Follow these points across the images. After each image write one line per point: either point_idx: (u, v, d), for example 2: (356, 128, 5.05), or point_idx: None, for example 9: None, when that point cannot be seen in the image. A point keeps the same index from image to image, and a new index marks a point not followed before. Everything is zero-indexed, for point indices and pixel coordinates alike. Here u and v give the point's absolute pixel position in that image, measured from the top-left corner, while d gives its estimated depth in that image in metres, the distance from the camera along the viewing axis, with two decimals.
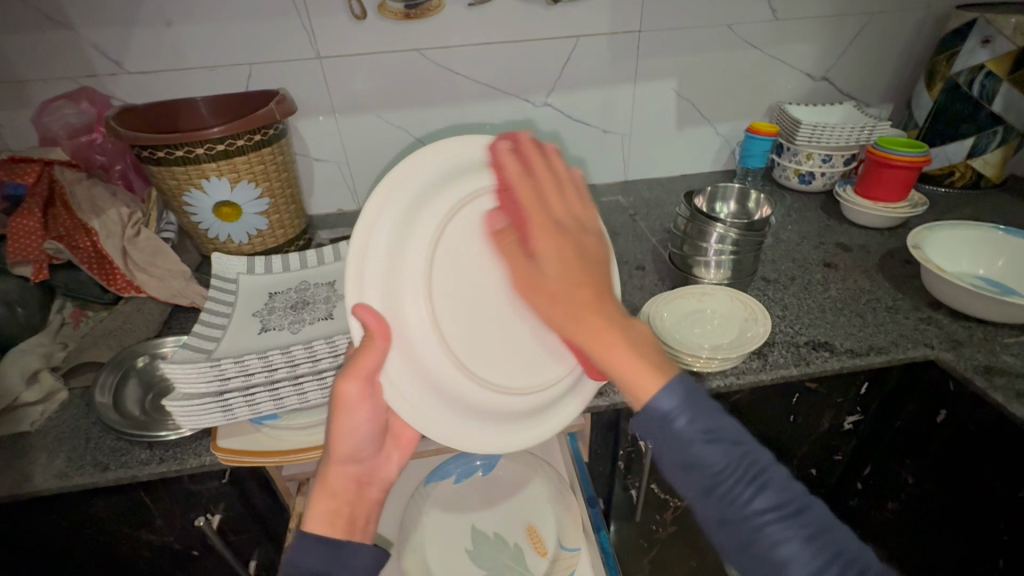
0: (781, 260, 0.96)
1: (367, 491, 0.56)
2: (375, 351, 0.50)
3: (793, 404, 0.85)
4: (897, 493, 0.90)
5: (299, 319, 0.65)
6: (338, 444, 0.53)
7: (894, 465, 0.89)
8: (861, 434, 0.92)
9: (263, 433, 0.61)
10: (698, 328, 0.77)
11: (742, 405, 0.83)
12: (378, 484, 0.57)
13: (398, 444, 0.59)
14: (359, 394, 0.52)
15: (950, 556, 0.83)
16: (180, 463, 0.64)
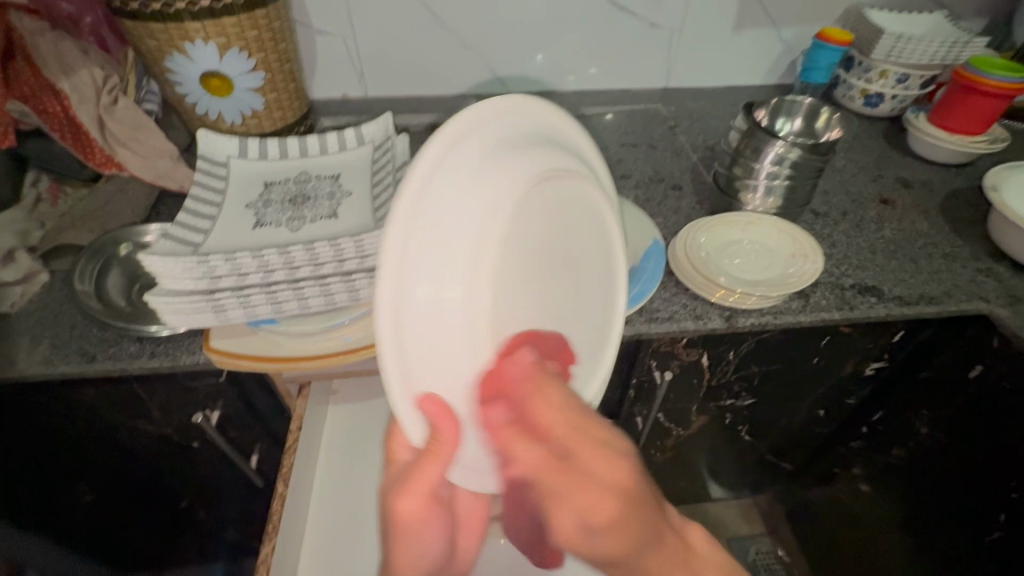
0: (834, 191, 0.86)
1: None
2: (439, 462, 0.42)
3: (820, 347, 0.81)
4: (904, 441, 0.89)
5: (299, 216, 0.57)
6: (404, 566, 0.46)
7: (908, 415, 0.87)
8: (880, 381, 0.89)
9: (261, 337, 0.56)
10: (738, 260, 0.70)
11: (768, 343, 0.79)
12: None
13: (469, 529, 0.53)
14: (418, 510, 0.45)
15: (946, 504, 0.83)
16: (172, 360, 0.60)
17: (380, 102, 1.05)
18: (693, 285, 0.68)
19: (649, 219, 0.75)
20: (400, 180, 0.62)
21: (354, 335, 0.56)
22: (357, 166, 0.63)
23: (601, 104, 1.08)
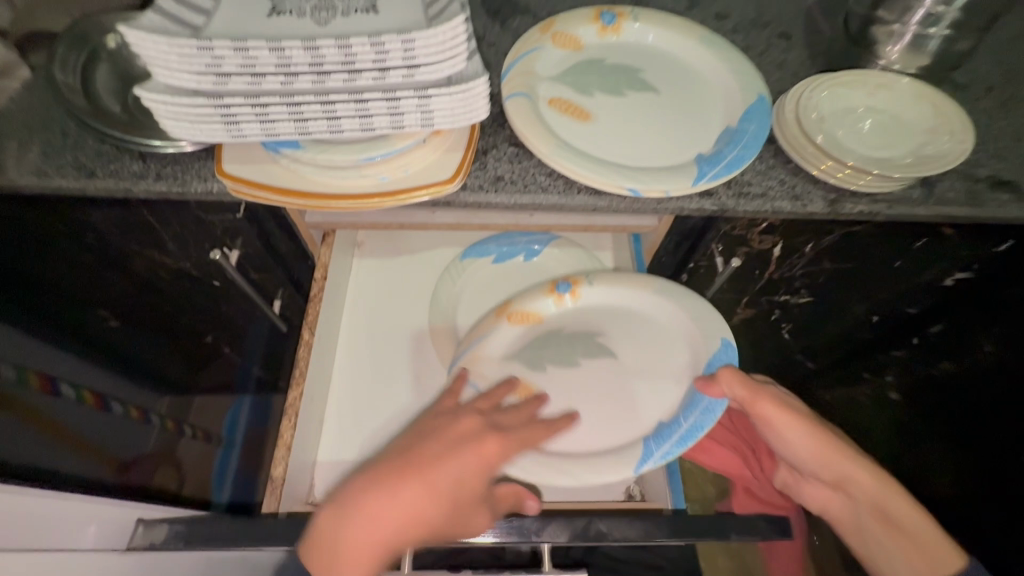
0: (987, 57, 0.68)
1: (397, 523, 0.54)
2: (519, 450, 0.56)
3: (910, 249, 0.74)
4: (965, 356, 0.75)
5: (329, 5, 0.43)
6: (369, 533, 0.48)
7: (978, 331, 0.74)
8: (956, 293, 0.76)
9: (283, 166, 0.47)
10: (858, 131, 0.57)
11: (853, 238, 0.73)
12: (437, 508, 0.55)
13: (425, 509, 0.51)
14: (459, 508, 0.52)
15: (997, 434, 0.70)
16: (181, 186, 0.52)
17: None
18: (797, 156, 0.57)
19: (753, 69, 0.60)
20: None
21: (391, 175, 0.47)
22: None
23: None
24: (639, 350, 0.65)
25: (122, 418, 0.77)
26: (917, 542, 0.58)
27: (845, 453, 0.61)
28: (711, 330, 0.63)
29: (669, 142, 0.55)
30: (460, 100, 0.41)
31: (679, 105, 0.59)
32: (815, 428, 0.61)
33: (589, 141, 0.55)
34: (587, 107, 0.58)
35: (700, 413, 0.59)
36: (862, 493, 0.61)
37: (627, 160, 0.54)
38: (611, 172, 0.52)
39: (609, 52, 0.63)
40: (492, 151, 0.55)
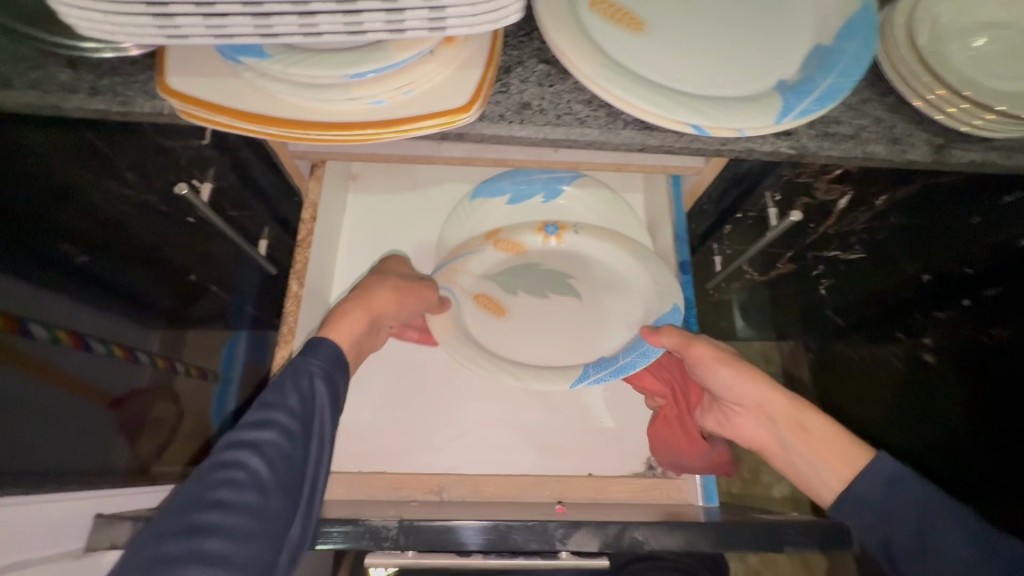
0: None
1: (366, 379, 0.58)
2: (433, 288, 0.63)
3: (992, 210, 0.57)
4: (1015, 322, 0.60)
5: None
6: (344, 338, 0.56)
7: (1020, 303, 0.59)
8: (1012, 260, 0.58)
9: (247, 82, 0.36)
10: (984, 53, 0.44)
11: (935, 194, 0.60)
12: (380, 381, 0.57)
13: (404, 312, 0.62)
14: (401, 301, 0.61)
15: None
16: (123, 105, 0.41)
17: None
18: (898, 86, 0.45)
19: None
20: None
21: (388, 98, 0.36)
22: None
23: None
24: (602, 295, 0.65)
25: (104, 359, 0.72)
26: (823, 445, 0.54)
27: (754, 373, 0.59)
28: (669, 292, 0.62)
29: (744, 64, 0.43)
30: None
31: (758, 14, 0.46)
32: (734, 356, 0.60)
33: (643, 59, 0.43)
34: (641, 13, 0.45)
35: (636, 355, 0.59)
36: (780, 413, 0.57)
37: (691, 86, 0.42)
38: (673, 102, 0.40)
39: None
40: (516, 69, 0.44)
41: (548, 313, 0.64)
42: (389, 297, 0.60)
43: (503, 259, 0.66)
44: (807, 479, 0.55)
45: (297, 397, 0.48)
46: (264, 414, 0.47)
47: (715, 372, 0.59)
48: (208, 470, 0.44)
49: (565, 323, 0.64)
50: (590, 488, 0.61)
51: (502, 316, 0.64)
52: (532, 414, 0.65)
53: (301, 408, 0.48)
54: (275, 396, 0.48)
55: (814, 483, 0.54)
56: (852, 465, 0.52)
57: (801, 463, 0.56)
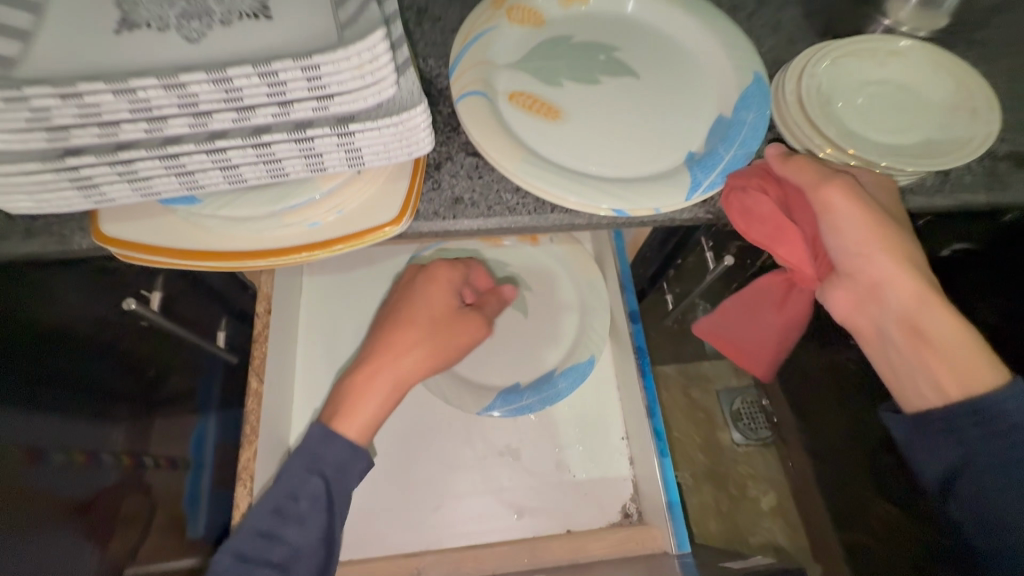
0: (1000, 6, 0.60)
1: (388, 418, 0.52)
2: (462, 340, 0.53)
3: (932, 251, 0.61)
4: None
5: (198, 10, 0.30)
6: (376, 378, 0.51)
7: None
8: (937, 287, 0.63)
9: (181, 219, 0.37)
10: (869, 108, 0.48)
11: None
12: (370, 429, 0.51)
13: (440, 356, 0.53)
14: (431, 353, 0.51)
15: None
16: (60, 244, 0.42)
17: None
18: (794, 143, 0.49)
19: (745, 41, 0.51)
20: None
21: (323, 219, 0.38)
22: None
23: None
24: (546, 318, 0.72)
25: (59, 471, 0.50)
26: (942, 357, 0.42)
27: (889, 235, 0.42)
28: (592, 341, 0.69)
29: (655, 141, 0.47)
30: (394, 134, 0.31)
31: (664, 93, 0.50)
32: (870, 208, 0.42)
33: (560, 149, 0.46)
34: (555, 101, 0.48)
35: (536, 398, 0.66)
36: (903, 308, 0.43)
37: (607, 170, 0.45)
38: (591, 189, 0.43)
39: (572, 25, 0.53)
40: (445, 165, 0.46)
41: (495, 325, 0.71)
42: (435, 352, 0.52)
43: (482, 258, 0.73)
44: (899, 385, 0.46)
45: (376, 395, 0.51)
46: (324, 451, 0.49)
47: (836, 220, 0.43)
48: (244, 552, 0.47)
49: (505, 336, 0.71)
50: (567, 548, 0.61)
51: None
52: (506, 476, 0.66)
53: (350, 456, 0.50)
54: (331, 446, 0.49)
55: (908, 395, 0.46)
56: (968, 389, 0.42)
57: (909, 377, 0.45)
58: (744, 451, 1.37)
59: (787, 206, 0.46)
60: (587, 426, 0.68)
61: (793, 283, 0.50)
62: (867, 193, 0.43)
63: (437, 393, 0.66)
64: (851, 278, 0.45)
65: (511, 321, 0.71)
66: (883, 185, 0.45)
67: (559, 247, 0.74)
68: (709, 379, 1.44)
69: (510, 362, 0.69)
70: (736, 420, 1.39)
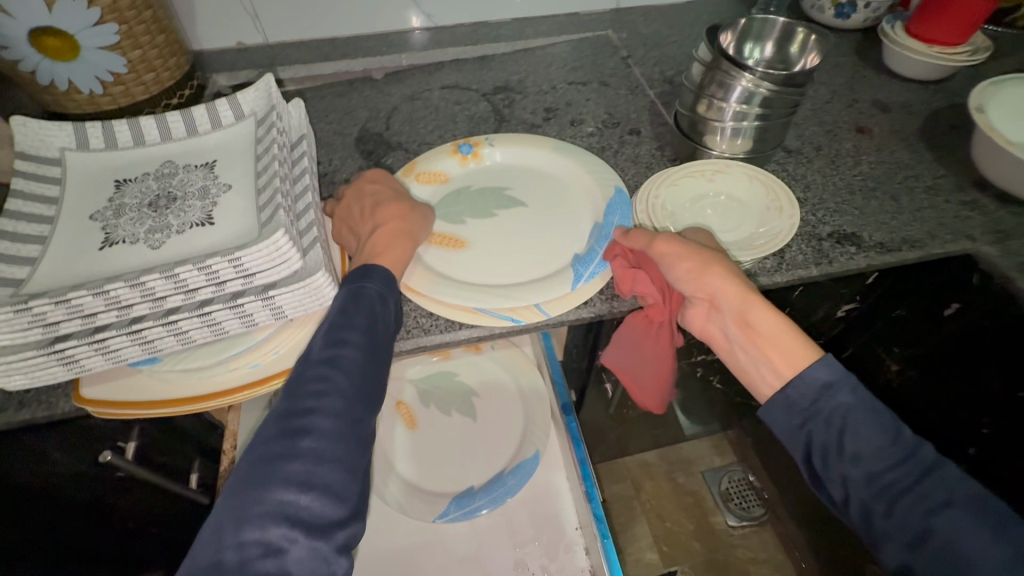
0: (807, 123, 0.77)
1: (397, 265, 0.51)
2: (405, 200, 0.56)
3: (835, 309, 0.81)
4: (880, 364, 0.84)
5: (162, 226, 0.42)
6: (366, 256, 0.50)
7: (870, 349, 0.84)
8: None
9: (145, 376, 0.46)
10: (704, 218, 0.61)
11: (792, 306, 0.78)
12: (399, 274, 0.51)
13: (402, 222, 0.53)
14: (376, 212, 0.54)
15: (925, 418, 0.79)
16: (48, 409, 0.50)
17: (284, 52, 0.86)
18: None
19: (605, 166, 0.66)
20: (295, 161, 0.48)
21: (262, 361, 0.46)
22: (238, 148, 0.48)
23: (546, 33, 0.93)
24: (493, 420, 0.78)
25: None
26: (770, 344, 0.51)
27: (711, 262, 0.54)
28: (536, 437, 0.76)
29: (542, 254, 0.58)
30: (306, 292, 0.42)
31: (548, 215, 0.62)
32: (689, 247, 0.54)
33: (468, 272, 0.57)
34: (459, 236, 0.60)
35: (487, 497, 0.71)
36: (733, 313, 0.53)
37: (509, 283, 0.56)
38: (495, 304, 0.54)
39: (469, 175, 0.67)
40: None
41: (448, 433, 0.77)
42: (402, 221, 0.53)
43: (435, 373, 0.83)
44: (750, 378, 0.53)
45: (360, 325, 0.44)
46: (305, 405, 0.40)
47: (667, 264, 0.55)
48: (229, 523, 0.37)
49: (457, 443, 0.77)
50: None
51: (413, 428, 0.78)
52: None
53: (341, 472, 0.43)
54: (315, 382, 0.41)
55: (760, 385, 0.52)
56: (796, 365, 0.50)
57: (753, 368, 0.52)
58: (740, 533, 1.34)
59: (639, 263, 0.57)
60: (541, 520, 0.72)
61: (654, 321, 0.58)
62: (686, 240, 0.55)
63: (394, 505, 0.71)
64: (692, 303, 0.56)
65: (462, 428, 0.78)
66: (700, 232, 0.58)
67: (501, 354, 0.83)
68: (692, 462, 1.44)
69: (462, 467, 0.75)
70: (728, 501, 1.37)
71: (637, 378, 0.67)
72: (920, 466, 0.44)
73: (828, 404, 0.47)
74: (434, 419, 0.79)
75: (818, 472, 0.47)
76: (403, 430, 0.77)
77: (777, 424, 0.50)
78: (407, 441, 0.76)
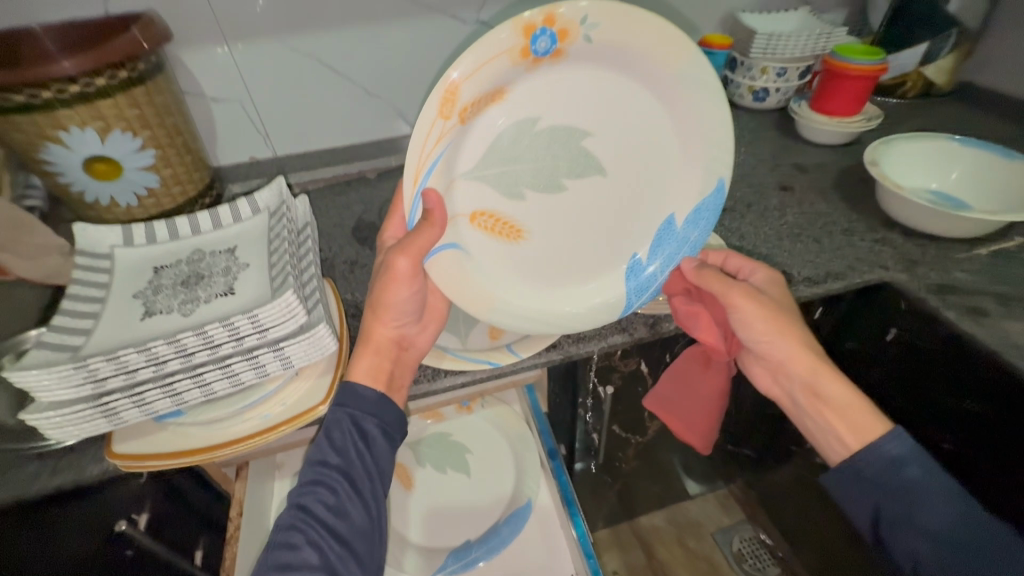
0: (737, 186, 0.90)
1: (405, 354, 0.59)
2: (434, 227, 0.54)
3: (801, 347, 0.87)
4: None
5: (192, 298, 0.52)
6: (382, 311, 0.57)
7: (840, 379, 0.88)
8: None
9: (170, 431, 0.53)
10: None
11: None
12: (415, 351, 0.60)
13: (431, 316, 0.62)
14: (409, 270, 0.55)
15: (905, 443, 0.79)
16: (76, 473, 0.56)
17: (289, 161, 1.01)
18: None
19: (731, 151, 0.57)
20: (301, 242, 0.58)
21: (271, 411, 0.53)
22: (254, 235, 0.59)
23: None
24: (486, 473, 0.82)
25: None
26: (839, 413, 0.55)
27: (784, 328, 0.57)
28: (528, 485, 0.80)
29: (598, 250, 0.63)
30: (310, 343, 0.50)
31: (629, 181, 0.61)
32: (765, 305, 0.58)
33: (523, 276, 0.61)
34: (514, 222, 0.61)
35: (484, 548, 0.75)
36: (797, 374, 0.57)
37: (568, 284, 0.62)
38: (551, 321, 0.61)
39: (535, 95, 0.56)
40: None
41: (443, 490, 0.82)
42: (400, 285, 0.56)
43: (427, 433, 0.87)
44: (819, 441, 0.58)
45: (369, 400, 0.53)
46: (319, 473, 0.51)
47: (737, 312, 0.59)
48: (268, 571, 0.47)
49: (452, 499, 0.81)
50: None
51: (409, 488, 0.82)
52: None
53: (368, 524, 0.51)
54: (326, 453, 0.51)
55: (829, 449, 0.56)
56: (863, 438, 0.53)
57: (816, 429, 0.57)
58: None
59: (701, 298, 0.62)
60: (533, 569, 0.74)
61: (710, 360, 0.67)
62: (760, 295, 0.59)
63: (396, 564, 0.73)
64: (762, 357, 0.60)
65: (456, 484, 0.82)
66: (774, 281, 0.62)
67: (489, 409, 0.88)
68: (701, 524, 1.41)
69: (458, 521, 0.78)
70: (741, 562, 1.34)
71: (684, 416, 0.75)
72: (1002, 541, 0.47)
73: (899, 478, 0.50)
74: (429, 477, 0.83)
75: (884, 536, 0.51)
76: (400, 490, 0.81)
77: (845, 494, 0.53)
78: (405, 501, 0.80)
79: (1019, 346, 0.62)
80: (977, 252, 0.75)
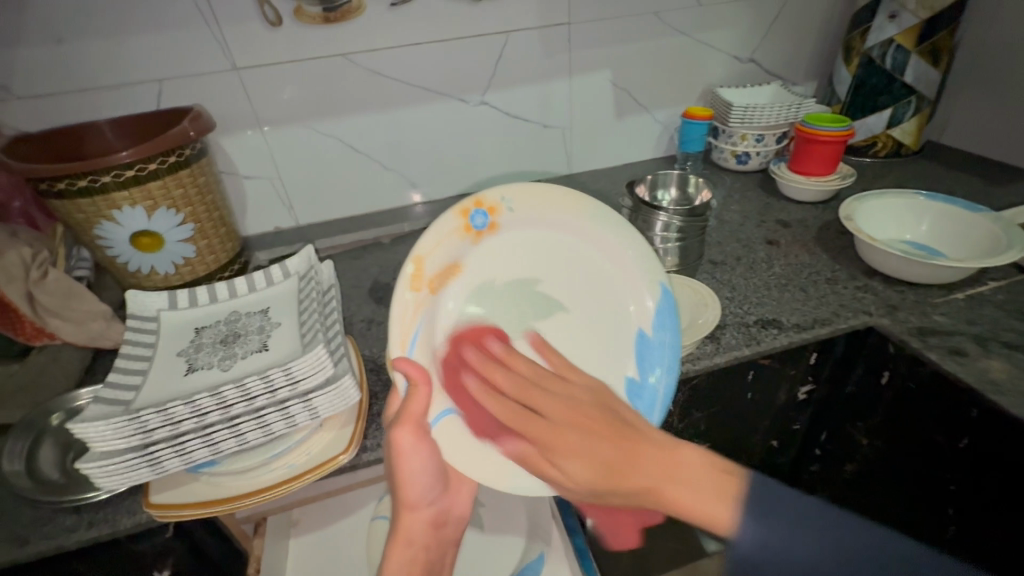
0: (726, 241, 0.96)
1: (444, 531, 0.60)
2: (425, 393, 0.53)
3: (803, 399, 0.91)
4: (853, 455, 0.91)
5: (231, 355, 0.58)
6: (404, 494, 0.56)
7: (848, 429, 0.91)
8: (816, 402, 0.93)
9: (203, 481, 0.56)
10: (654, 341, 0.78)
11: (758, 384, 0.84)
12: (454, 522, 0.61)
13: (461, 483, 0.62)
14: (413, 441, 0.55)
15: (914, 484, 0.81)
16: (112, 526, 0.58)
17: (311, 229, 1.10)
18: None
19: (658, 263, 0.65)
20: (327, 302, 0.64)
21: (298, 460, 0.57)
22: (286, 297, 0.66)
23: None
24: (499, 526, 0.84)
25: None
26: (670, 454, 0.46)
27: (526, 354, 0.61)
28: (539, 537, 0.81)
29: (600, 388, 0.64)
30: (336, 394, 0.55)
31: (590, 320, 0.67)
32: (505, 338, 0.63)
33: None
34: None
35: None
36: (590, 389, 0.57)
37: None
38: None
39: (484, 262, 0.65)
40: (384, 412, 0.65)
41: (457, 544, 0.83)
42: (407, 460, 0.55)
43: None
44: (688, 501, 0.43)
45: None
46: None
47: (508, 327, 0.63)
48: None
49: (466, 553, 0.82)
50: None
51: None
52: None
53: None
54: None
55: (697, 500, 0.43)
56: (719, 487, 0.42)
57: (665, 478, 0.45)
58: None
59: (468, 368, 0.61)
60: None
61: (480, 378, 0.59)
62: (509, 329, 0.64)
63: None
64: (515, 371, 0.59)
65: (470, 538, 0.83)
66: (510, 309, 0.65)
67: None
68: None
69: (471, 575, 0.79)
70: None
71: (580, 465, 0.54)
72: None
73: None
74: None
75: None
76: None
77: None
78: None
79: (999, 383, 0.66)
80: (953, 296, 0.80)
